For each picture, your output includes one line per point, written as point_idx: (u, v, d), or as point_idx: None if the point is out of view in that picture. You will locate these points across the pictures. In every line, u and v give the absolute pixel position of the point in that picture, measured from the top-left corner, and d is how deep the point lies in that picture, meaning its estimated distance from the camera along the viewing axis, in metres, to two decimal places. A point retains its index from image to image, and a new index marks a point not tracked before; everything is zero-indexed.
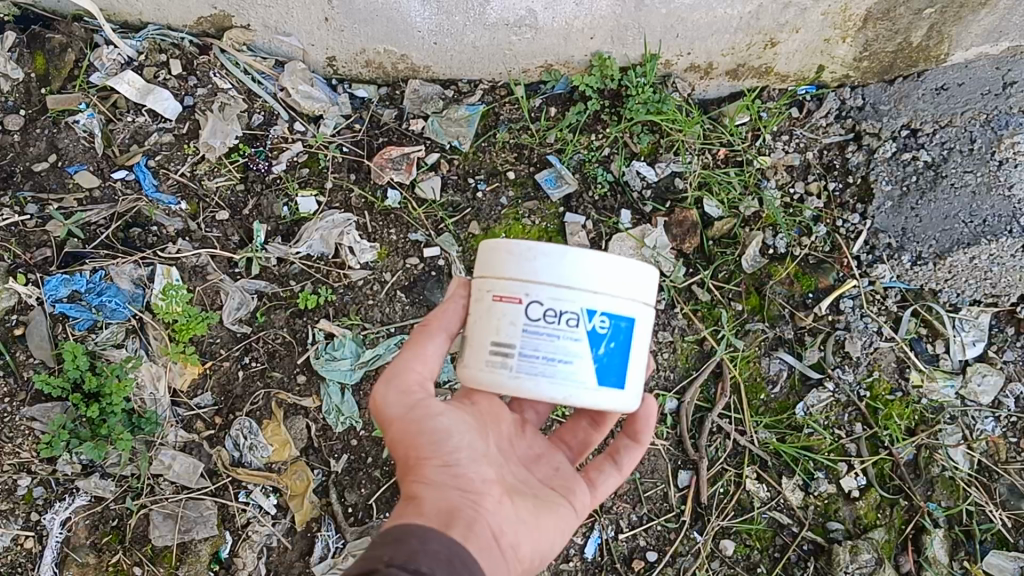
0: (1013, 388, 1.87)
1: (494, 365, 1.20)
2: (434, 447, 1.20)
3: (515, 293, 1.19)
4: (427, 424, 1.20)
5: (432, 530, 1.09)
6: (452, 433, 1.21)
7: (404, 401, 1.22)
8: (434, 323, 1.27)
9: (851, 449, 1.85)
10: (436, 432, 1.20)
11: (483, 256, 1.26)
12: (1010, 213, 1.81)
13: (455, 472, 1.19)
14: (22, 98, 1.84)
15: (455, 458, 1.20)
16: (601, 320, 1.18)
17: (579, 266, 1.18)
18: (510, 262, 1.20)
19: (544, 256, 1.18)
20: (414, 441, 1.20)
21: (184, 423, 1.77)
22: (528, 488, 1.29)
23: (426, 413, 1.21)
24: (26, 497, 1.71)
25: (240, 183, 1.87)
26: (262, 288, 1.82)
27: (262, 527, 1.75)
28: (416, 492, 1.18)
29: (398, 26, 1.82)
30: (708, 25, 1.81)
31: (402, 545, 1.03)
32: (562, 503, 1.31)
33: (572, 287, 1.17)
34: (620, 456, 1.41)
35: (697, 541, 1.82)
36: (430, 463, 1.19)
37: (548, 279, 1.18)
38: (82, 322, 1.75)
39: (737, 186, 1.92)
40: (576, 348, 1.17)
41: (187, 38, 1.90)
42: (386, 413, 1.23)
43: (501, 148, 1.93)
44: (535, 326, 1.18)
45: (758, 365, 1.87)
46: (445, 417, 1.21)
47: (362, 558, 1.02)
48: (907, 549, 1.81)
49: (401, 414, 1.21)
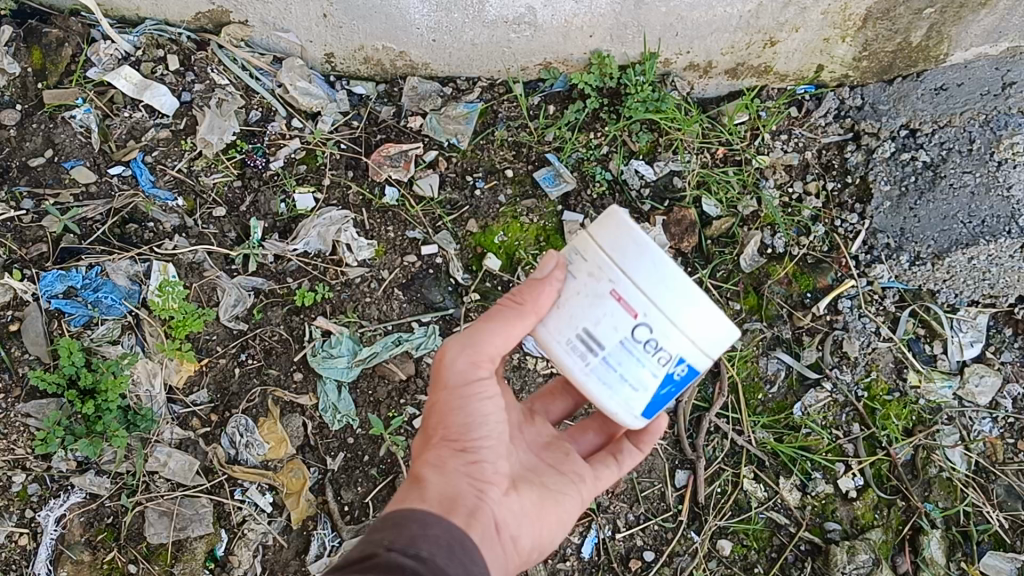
0: (1011, 389, 1.87)
1: (572, 350, 1.16)
2: (463, 428, 1.20)
3: (632, 302, 1.10)
4: (468, 403, 1.20)
5: (434, 514, 1.09)
6: (486, 418, 1.22)
7: (467, 372, 1.20)
8: (522, 300, 1.17)
9: (848, 449, 1.85)
10: (472, 413, 1.20)
11: (613, 233, 1.13)
12: (1009, 214, 1.80)
13: (471, 459, 1.19)
14: (18, 92, 1.83)
15: (477, 445, 1.20)
16: (686, 368, 1.14)
17: (699, 316, 1.10)
18: (638, 264, 1.10)
19: (680, 290, 1.09)
20: (449, 417, 1.21)
21: (180, 420, 1.76)
22: (538, 477, 1.29)
23: (476, 393, 1.20)
24: (21, 493, 1.71)
25: (237, 179, 1.86)
26: (258, 285, 1.81)
27: (257, 525, 1.74)
28: (425, 474, 1.18)
29: (397, 23, 1.81)
30: (708, 23, 1.80)
31: (403, 529, 1.03)
32: (568, 491, 1.31)
33: (686, 331, 1.10)
34: (623, 455, 1.39)
35: (694, 542, 1.82)
36: (451, 445, 1.20)
37: (672, 313, 1.09)
38: (78, 318, 1.74)
39: (735, 185, 1.91)
40: (647, 381, 1.14)
41: (185, 33, 1.89)
42: (444, 377, 1.21)
43: (499, 146, 1.92)
44: (631, 344, 1.11)
45: (756, 365, 1.87)
46: (488, 401, 1.22)
47: (362, 541, 1.03)
48: (904, 550, 1.81)
49: (456, 385, 1.20)
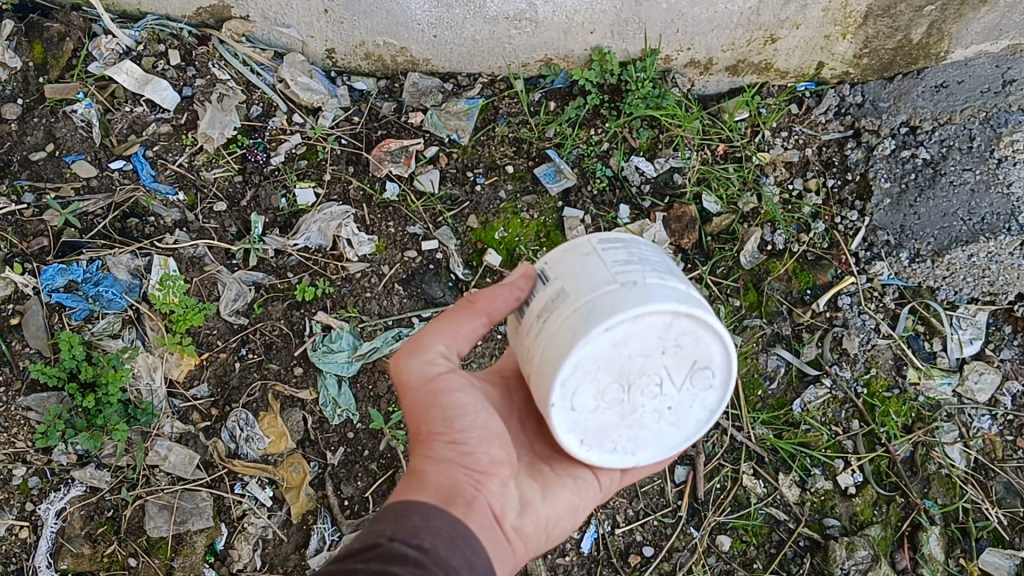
0: (1010, 386, 1.86)
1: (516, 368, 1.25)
2: (445, 422, 1.17)
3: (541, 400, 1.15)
4: (443, 398, 1.18)
5: (434, 506, 1.08)
6: (468, 411, 1.18)
7: (426, 372, 1.19)
8: (477, 301, 1.20)
9: (847, 445, 1.86)
10: (449, 406, 1.17)
11: (560, 333, 1.10)
12: (1008, 211, 1.80)
13: (464, 450, 1.17)
14: (19, 87, 1.83)
15: (467, 436, 1.17)
16: None
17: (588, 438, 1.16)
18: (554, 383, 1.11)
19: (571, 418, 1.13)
20: (428, 413, 1.18)
21: (181, 414, 1.77)
22: (543, 466, 1.29)
23: (444, 388, 1.18)
24: (22, 487, 1.71)
25: (238, 174, 1.87)
26: (259, 280, 1.82)
27: (257, 519, 1.74)
28: (421, 466, 1.16)
29: (398, 19, 1.82)
30: (708, 20, 1.81)
31: (404, 522, 1.03)
32: (581, 475, 1.29)
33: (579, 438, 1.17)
34: None
35: (693, 537, 1.82)
36: (440, 437, 1.17)
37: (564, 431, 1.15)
38: (79, 311, 1.74)
39: (735, 181, 1.91)
40: None
41: (187, 28, 1.90)
42: (407, 378, 1.20)
43: (500, 142, 1.92)
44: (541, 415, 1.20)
45: (756, 361, 1.87)
46: (462, 393, 1.19)
47: (364, 532, 1.03)
48: (904, 546, 1.81)
49: (421, 382, 1.19)
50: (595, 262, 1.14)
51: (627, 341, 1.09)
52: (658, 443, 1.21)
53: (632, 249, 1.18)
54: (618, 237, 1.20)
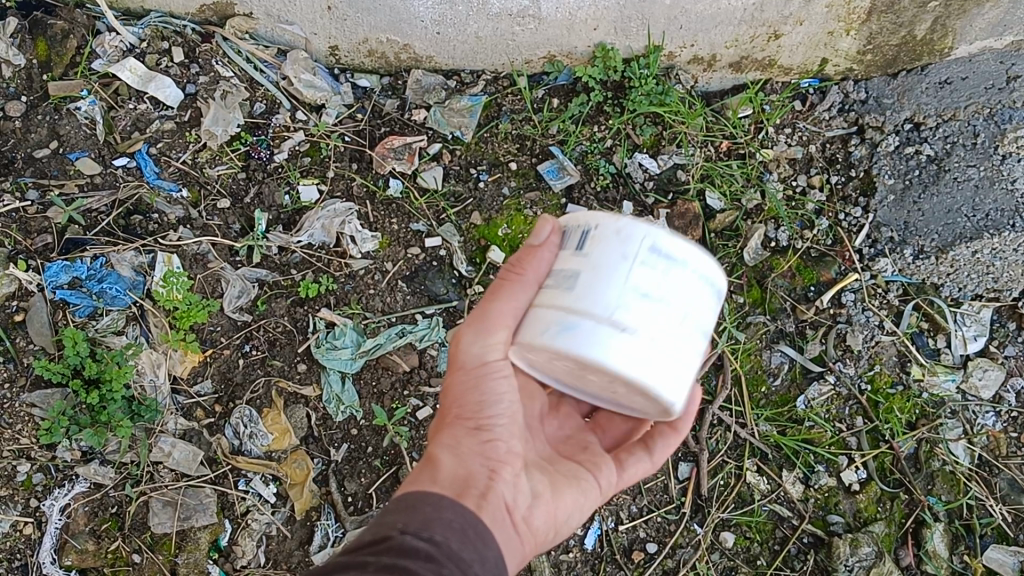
0: (1014, 382, 1.86)
1: None
2: (475, 408, 1.19)
3: None
4: (486, 383, 1.19)
5: (446, 497, 1.08)
6: (503, 398, 1.20)
7: (480, 356, 1.18)
8: (523, 272, 1.17)
9: (851, 442, 1.85)
10: (487, 392, 1.19)
11: (547, 313, 1.13)
12: (1012, 207, 1.80)
13: (486, 438, 1.19)
14: (23, 84, 1.84)
15: (492, 423, 1.20)
16: None
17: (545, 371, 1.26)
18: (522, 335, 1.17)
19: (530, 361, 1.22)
20: (464, 397, 1.20)
21: (184, 411, 1.77)
22: (551, 464, 1.31)
23: (490, 373, 1.19)
24: (26, 483, 1.72)
25: (241, 171, 1.87)
26: (262, 276, 1.82)
27: (261, 515, 1.74)
28: (438, 455, 1.18)
29: (401, 16, 1.83)
30: (711, 16, 1.82)
31: (415, 513, 1.03)
32: (584, 477, 1.31)
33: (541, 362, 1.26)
34: (654, 443, 1.37)
35: (697, 533, 1.82)
36: (466, 424, 1.19)
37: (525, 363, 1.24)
38: (83, 308, 1.75)
39: (739, 178, 1.91)
40: None
41: (190, 26, 1.90)
42: (460, 359, 1.20)
43: (503, 139, 1.92)
44: None
45: (759, 358, 1.87)
46: (505, 380, 1.20)
47: (375, 524, 1.04)
48: (907, 543, 1.81)
49: (473, 365, 1.19)
50: (620, 277, 1.09)
51: (585, 368, 1.11)
52: (604, 402, 1.29)
53: (676, 272, 1.11)
54: (675, 248, 1.12)
